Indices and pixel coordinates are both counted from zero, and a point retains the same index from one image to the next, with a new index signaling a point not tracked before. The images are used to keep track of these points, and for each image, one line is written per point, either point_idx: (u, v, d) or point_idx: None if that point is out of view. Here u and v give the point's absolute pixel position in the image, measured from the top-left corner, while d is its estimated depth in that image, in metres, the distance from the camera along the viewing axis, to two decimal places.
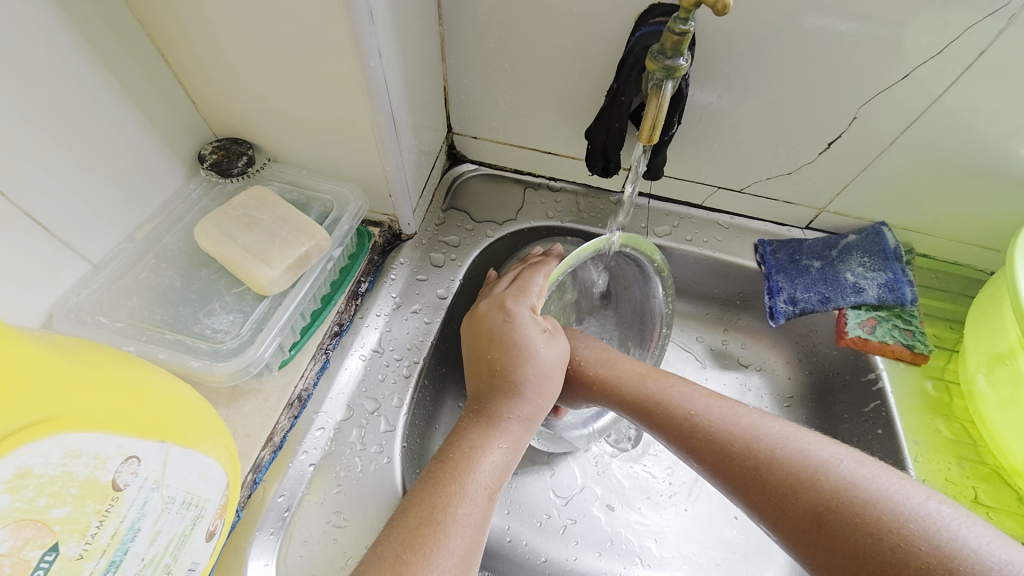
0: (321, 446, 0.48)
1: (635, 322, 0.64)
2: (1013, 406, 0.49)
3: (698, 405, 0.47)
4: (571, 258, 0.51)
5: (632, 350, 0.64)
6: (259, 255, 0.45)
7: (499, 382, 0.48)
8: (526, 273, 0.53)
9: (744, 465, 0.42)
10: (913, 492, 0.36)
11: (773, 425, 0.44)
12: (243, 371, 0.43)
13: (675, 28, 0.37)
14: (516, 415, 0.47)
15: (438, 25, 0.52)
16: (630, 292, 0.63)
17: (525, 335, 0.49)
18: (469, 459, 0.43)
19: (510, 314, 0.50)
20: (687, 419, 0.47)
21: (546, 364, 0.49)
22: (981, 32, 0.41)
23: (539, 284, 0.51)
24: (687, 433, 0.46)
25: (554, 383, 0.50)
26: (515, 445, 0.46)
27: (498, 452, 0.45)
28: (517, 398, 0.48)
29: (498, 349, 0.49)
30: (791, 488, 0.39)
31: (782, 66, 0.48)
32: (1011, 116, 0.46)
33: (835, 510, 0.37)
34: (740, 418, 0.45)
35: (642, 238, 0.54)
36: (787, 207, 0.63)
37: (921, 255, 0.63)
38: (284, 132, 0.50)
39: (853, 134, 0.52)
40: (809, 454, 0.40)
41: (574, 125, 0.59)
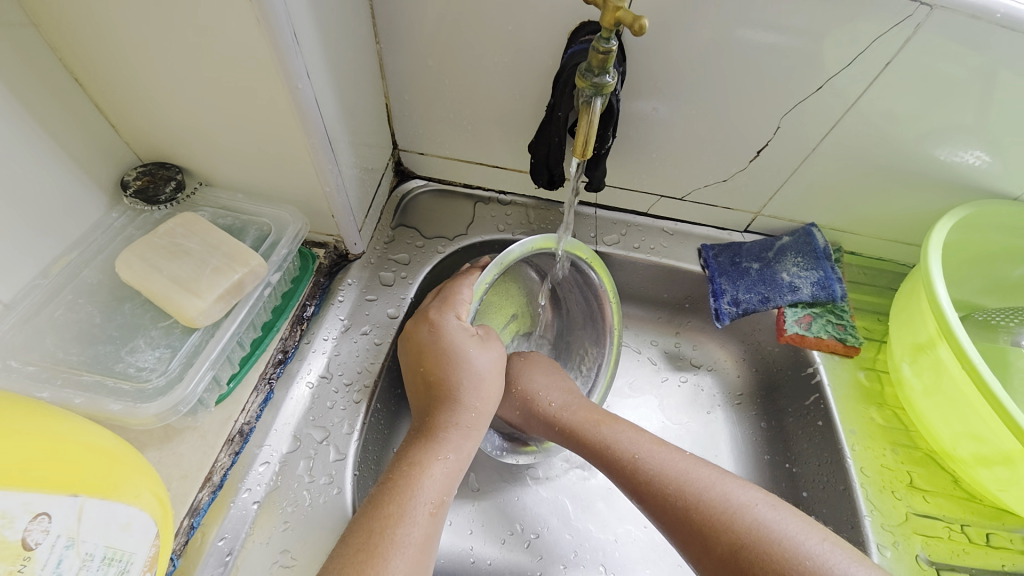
0: (266, 482, 0.46)
1: (587, 321, 0.64)
2: (936, 392, 0.53)
3: (636, 450, 0.49)
4: (490, 270, 0.51)
5: (591, 348, 0.64)
6: (187, 285, 0.43)
7: (437, 395, 0.49)
8: (450, 285, 0.53)
9: (687, 509, 0.44)
10: (813, 537, 0.41)
11: (701, 470, 0.46)
12: (171, 411, 0.40)
13: (598, 47, 0.39)
14: (455, 425, 0.47)
15: (375, 42, 0.52)
16: (576, 294, 0.63)
17: (455, 341, 0.49)
18: (408, 477, 0.43)
19: (436, 324, 0.50)
20: (631, 455, 0.49)
21: (480, 369, 0.50)
22: (886, 43, 0.45)
23: (464, 295, 0.51)
24: (627, 474, 0.48)
25: (490, 387, 0.50)
26: (464, 454, 0.46)
27: (445, 463, 0.45)
28: (453, 408, 0.48)
29: (435, 360, 0.49)
30: (707, 522, 0.43)
31: (707, 79, 0.50)
32: (914, 122, 0.51)
33: (744, 548, 0.41)
34: (672, 462, 0.47)
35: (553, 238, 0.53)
36: (726, 212, 0.66)
37: (849, 252, 0.68)
38: (215, 156, 0.48)
39: (779, 142, 0.55)
40: (728, 497, 0.44)
41: (518, 138, 0.60)
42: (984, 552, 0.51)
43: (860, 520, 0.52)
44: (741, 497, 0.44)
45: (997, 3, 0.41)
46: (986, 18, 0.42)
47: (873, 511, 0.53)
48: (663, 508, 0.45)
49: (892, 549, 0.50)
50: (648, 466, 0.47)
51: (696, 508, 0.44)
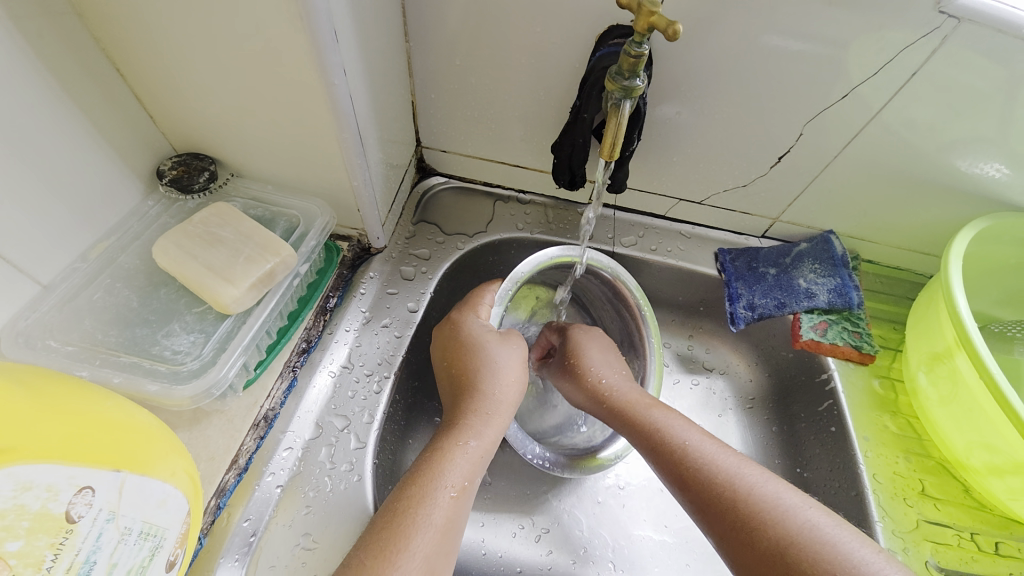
0: (289, 467, 0.47)
1: (623, 333, 0.65)
2: (952, 402, 0.52)
3: (685, 438, 0.47)
4: (506, 288, 0.58)
5: (632, 361, 0.63)
6: (221, 273, 0.44)
7: (460, 386, 0.51)
8: (475, 291, 0.58)
9: (734, 504, 0.41)
10: (862, 546, 0.37)
11: (750, 469, 0.44)
12: (205, 394, 0.42)
13: (630, 50, 0.39)
14: (474, 413, 0.48)
15: (405, 41, 0.53)
16: (608, 308, 0.66)
17: (476, 336, 0.53)
18: (431, 462, 0.44)
19: (459, 322, 0.55)
20: (679, 444, 0.47)
21: (502, 362, 0.53)
22: (913, 53, 0.45)
23: (488, 300, 0.57)
24: (673, 461, 0.46)
25: (509, 379, 0.52)
26: (486, 441, 0.47)
27: (465, 449, 0.45)
28: (473, 398, 0.50)
29: (457, 353, 0.53)
30: (753, 519, 0.40)
31: (732, 84, 0.51)
32: (938, 133, 0.51)
33: (793, 549, 0.37)
34: (720, 456, 0.45)
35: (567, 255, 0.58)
36: (744, 217, 0.66)
37: (867, 261, 0.68)
38: (248, 148, 0.49)
39: (801, 149, 0.56)
40: (779, 496, 0.41)
41: (541, 139, 0.61)
42: (994, 562, 0.51)
43: (869, 525, 0.53)
44: (790, 499, 0.41)
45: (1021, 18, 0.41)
46: (1011, 33, 0.42)
47: (884, 516, 0.53)
48: (709, 502, 0.43)
49: (902, 554, 0.51)
50: (697, 455, 0.45)
51: (744, 503, 0.41)
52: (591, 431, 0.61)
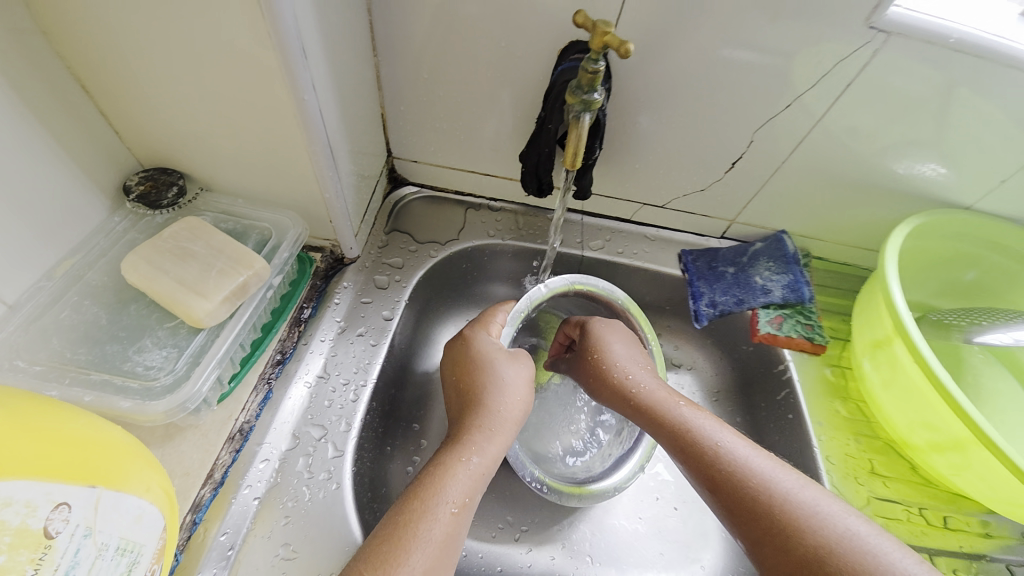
0: (266, 478, 0.47)
1: None
2: (893, 385, 0.57)
3: (719, 439, 0.48)
4: (525, 302, 0.59)
5: None
6: (193, 287, 0.44)
7: (467, 403, 0.53)
8: (488, 309, 0.60)
9: (770, 509, 0.42)
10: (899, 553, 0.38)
11: (785, 476, 0.44)
12: (179, 409, 0.42)
13: (588, 66, 0.42)
14: (478, 428, 0.49)
15: (373, 55, 0.55)
16: None
17: (485, 352, 0.55)
18: (432, 477, 0.45)
19: (470, 337, 0.56)
20: (712, 445, 0.47)
21: (507, 379, 0.53)
22: (845, 67, 0.50)
23: (500, 318, 0.58)
24: (705, 466, 0.47)
25: (516, 396, 0.53)
26: (488, 457, 0.48)
27: (467, 465, 0.46)
28: (478, 412, 0.51)
29: (466, 368, 0.54)
30: (789, 525, 0.41)
31: (685, 95, 0.54)
32: (870, 138, 0.56)
33: (831, 555, 0.39)
34: (756, 461, 0.46)
35: (588, 282, 0.60)
36: (703, 220, 0.70)
37: (817, 258, 0.73)
38: (218, 163, 0.49)
39: (751, 155, 0.60)
40: (817, 504, 0.42)
41: (509, 148, 0.63)
42: (940, 533, 0.55)
43: None
44: (826, 507, 0.42)
45: (950, 29, 0.46)
46: (941, 42, 0.46)
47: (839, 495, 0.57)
48: (744, 506, 0.44)
49: None
50: (730, 458, 0.46)
51: (780, 508, 0.42)
52: (588, 463, 0.62)
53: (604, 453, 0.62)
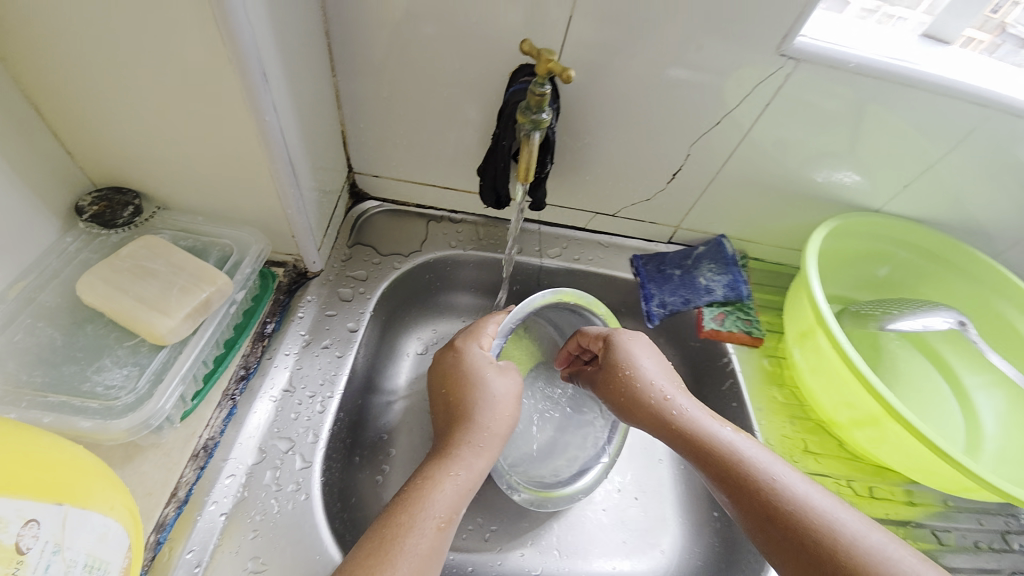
0: (233, 493, 0.47)
1: None
2: (819, 369, 0.63)
3: (772, 472, 0.46)
4: (518, 310, 0.59)
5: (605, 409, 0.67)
6: (155, 305, 0.45)
7: (454, 416, 0.54)
8: (478, 320, 0.61)
9: (829, 548, 0.41)
10: None
11: (844, 515, 0.43)
12: (142, 426, 0.42)
13: (535, 90, 0.45)
14: (467, 443, 0.51)
15: (331, 76, 0.57)
16: None
17: (476, 366, 0.56)
18: (421, 491, 0.46)
19: (459, 350, 0.57)
20: (766, 478, 0.46)
21: (497, 393, 0.54)
22: (763, 90, 0.56)
23: (489, 329, 0.59)
24: (758, 499, 0.45)
25: (505, 410, 0.54)
26: (475, 473, 0.49)
27: (456, 479, 0.48)
28: (469, 427, 0.52)
29: (456, 383, 0.55)
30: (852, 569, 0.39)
31: (627, 114, 0.59)
32: (788, 151, 0.63)
33: None
34: (812, 496, 0.44)
35: (577, 296, 0.61)
36: (651, 227, 0.75)
37: (754, 259, 0.79)
38: (176, 182, 0.50)
39: (689, 167, 0.66)
40: (881, 549, 0.40)
41: (467, 163, 0.66)
42: (866, 502, 0.61)
43: None
44: (892, 552, 0.40)
45: (850, 56, 0.52)
46: (843, 67, 0.53)
47: None
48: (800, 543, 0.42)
49: None
50: (785, 493, 0.45)
51: (844, 551, 0.40)
52: (556, 466, 0.65)
53: (570, 454, 0.66)
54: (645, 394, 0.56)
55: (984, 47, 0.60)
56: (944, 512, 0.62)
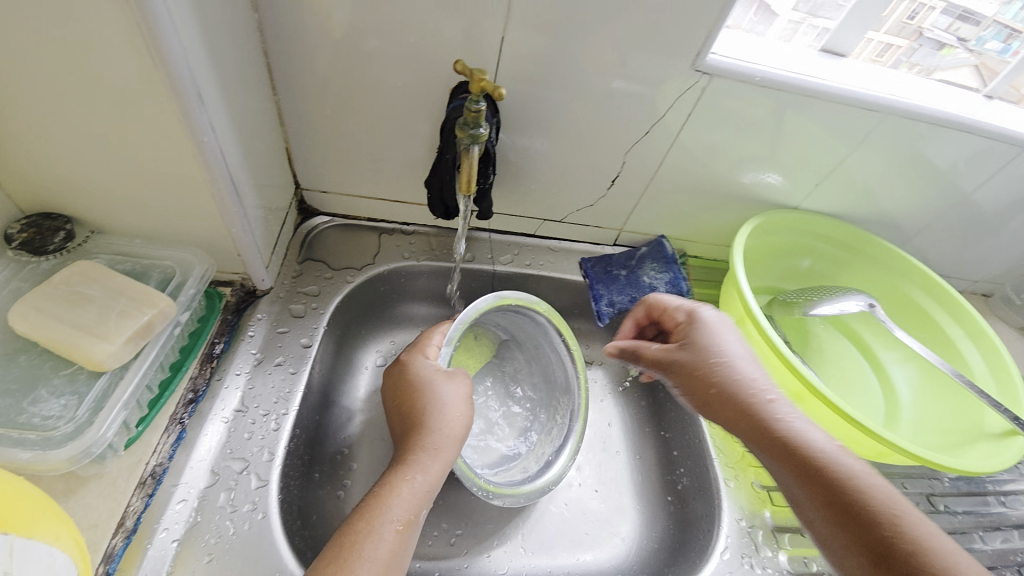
0: (184, 519, 0.47)
1: (551, 370, 0.71)
2: None
3: (892, 506, 0.44)
4: (461, 322, 0.60)
5: (561, 402, 0.69)
6: (93, 330, 0.44)
7: (408, 424, 0.55)
8: (425, 333, 0.63)
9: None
10: None
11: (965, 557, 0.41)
12: (83, 454, 0.41)
13: (471, 106, 0.48)
14: (422, 448, 0.52)
15: (272, 95, 0.58)
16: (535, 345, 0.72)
17: (425, 374, 0.57)
18: (378, 498, 0.47)
19: (408, 362, 0.59)
20: (888, 512, 0.43)
21: (446, 399, 0.55)
22: (684, 102, 0.61)
23: (436, 340, 0.61)
24: (877, 533, 0.43)
25: (454, 415, 0.54)
26: (431, 475, 0.50)
27: (412, 483, 0.49)
28: (422, 433, 0.53)
29: (408, 392, 0.57)
30: None
31: (563, 126, 0.63)
32: (713, 157, 0.68)
33: None
34: (936, 536, 0.42)
35: (519, 298, 0.63)
36: (597, 231, 0.79)
37: (693, 256, 0.85)
38: (113, 206, 0.49)
39: (626, 174, 0.70)
40: None
41: (415, 176, 0.68)
42: None
43: (709, 462, 0.67)
44: None
45: (755, 71, 0.58)
46: (750, 81, 0.58)
47: (719, 453, 0.67)
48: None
49: (735, 480, 0.65)
50: (907, 528, 0.42)
51: None
52: (524, 465, 0.65)
53: (536, 452, 0.67)
54: (740, 387, 0.54)
55: (902, 51, 0.67)
56: None
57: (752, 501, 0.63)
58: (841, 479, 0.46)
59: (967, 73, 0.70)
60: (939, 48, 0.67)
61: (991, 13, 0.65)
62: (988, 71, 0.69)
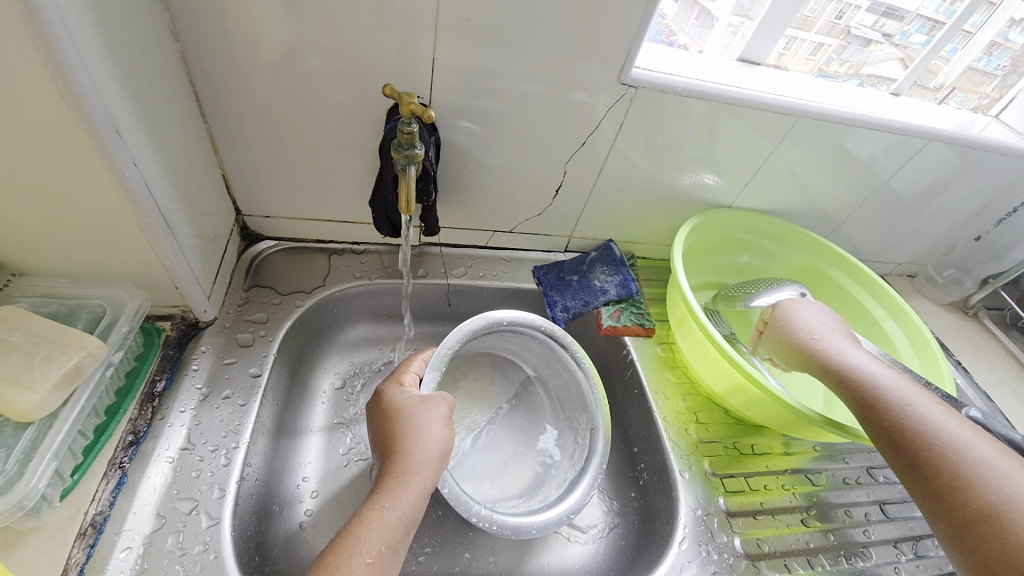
0: (130, 568, 0.45)
1: (569, 390, 0.69)
2: (696, 351, 0.71)
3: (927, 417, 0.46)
4: (443, 348, 0.61)
5: (583, 423, 0.66)
6: (14, 378, 0.42)
7: (380, 453, 0.55)
8: (403, 363, 0.63)
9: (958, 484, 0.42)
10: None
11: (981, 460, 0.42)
12: (15, 509, 0.40)
13: (403, 129, 0.50)
14: (391, 476, 0.51)
15: (204, 123, 0.57)
16: (552, 368, 0.71)
17: (398, 403, 0.57)
18: (350, 532, 0.47)
19: (381, 392, 0.59)
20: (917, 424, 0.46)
21: (418, 423, 0.55)
22: (615, 113, 0.64)
23: (414, 367, 0.61)
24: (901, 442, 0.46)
25: (430, 441, 0.54)
26: (404, 503, 0.50)
27: (382, 513, 0.48)
28: (392, 459, 0.53)
29: (381, 421, 0.56)
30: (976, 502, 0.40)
31: (502, 139, 0.65)
32: (652, 162, 0.71)
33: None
34: (964, 444, 0.43)
35: (508, 314, 0.65)
36: (547, 238, 0.82)
37: (642, 257, 0.89)
38: (33, 247, 0.47)
39: (569, 183, 0.72)
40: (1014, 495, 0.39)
41: (359, 196, 0.68)
42: (750, 459, 0.70)
43: (666, 456, 0.68)
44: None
45: (676, 83, 0.61)
46: (673, 91, 0.62)
47: (675, 446, 0.69)
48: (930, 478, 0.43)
49: (690, 471, 0.67)
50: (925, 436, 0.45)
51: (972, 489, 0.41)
52: (546, 493, 0.63)
53: (559, 479, 0.64)
54: (799, 337, 0.60)
55: (833, 49, 0.72)
56: (817, 456, 0.72)
57: (707, 489, 0.65)
58: (864, 394, 0.51)
59: (895, 65, 0.76)
60: (866, 44, 0.73)
61: (914, 9, 0.71)
62: (911, 61, 0.76)
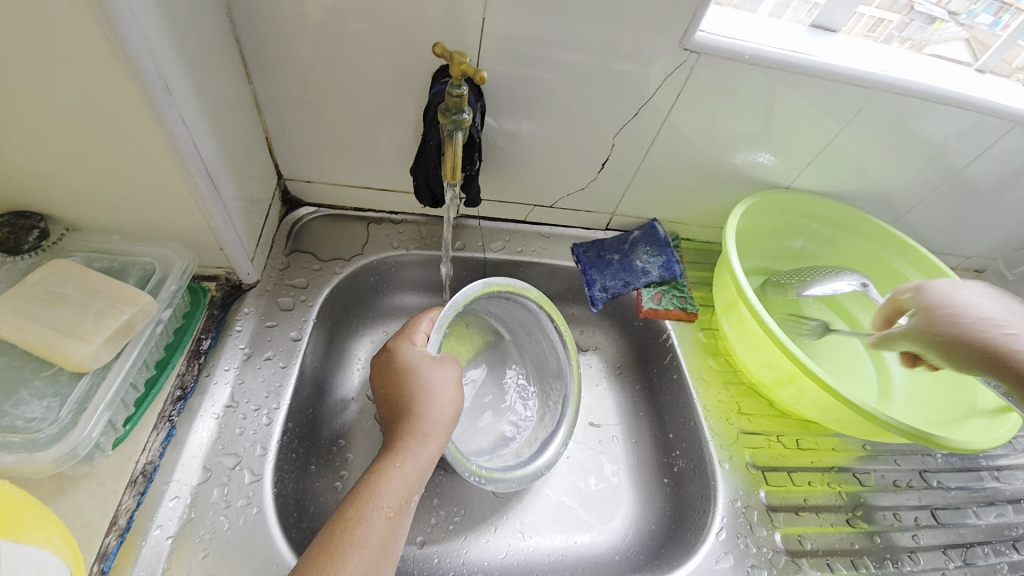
0: (178, 516, 0.47)
1: (546, 355, 0.69)
2: (744, 338, 0.67)
3: None
4: (449, 312, 0.58)
5: (556, 387, 0.68)
6: (70, 331, 0.44)
7: (395, 410, 0.54)
8: (410, 321, 0.61)
9: None
10: None
11: None
12: (69, 455, 0.41)
13: (452, 92, 0.48)
14: (408, 434, 0.51)
15: (248, 83, 0.56)
16: (528, 333, 0.71)
17: (411, 360, 0.56)
18: (370, 486, 0.47)
19: (391, 348, 0.57)
20: None
21: (434, 384, 0.54)
22: (673, 83, 0.59)
23: (423, 328, 0.59)
24: None
25: (446, 402, 0.53)
26: (422, 461, 0.50)
27: (402, 470, 0.49)
28: (409, 418, 0.52)
29: (393, 378, 0.55)
30: None
31: (550, 108, 0.62)
32: (707, 137, 0.67)
33: None
34: None
35: (508, 286, 0.62)
36: (588, 215, 0.78)
37: (687, 239, 0.84)
38: (86, 202, 0.48)
39: (616, 157, 0.69)
40: None
41: (400, 164, 0.67)
42: (795, 453, 0.67)
43: (706, 445, 0.66)
44: None
45: (743, 49, 0.56)
46: (738, 58, 0.57)
47: (715, 435, 0.67)
48: None
49: (729, 462, 0.65)
50: None
51: None
52: (517, 450, 0.64)
53: (529, 437, 0.65)
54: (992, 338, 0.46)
55: (895, 25, 0.65)
56: (864, 455, 0.69)
57: (747, 481, 0.63)
58: None
59: (960, 47, 0.68)
60: (930, 22, 0.66)
61: None
62: (981, 44, 0.68)
